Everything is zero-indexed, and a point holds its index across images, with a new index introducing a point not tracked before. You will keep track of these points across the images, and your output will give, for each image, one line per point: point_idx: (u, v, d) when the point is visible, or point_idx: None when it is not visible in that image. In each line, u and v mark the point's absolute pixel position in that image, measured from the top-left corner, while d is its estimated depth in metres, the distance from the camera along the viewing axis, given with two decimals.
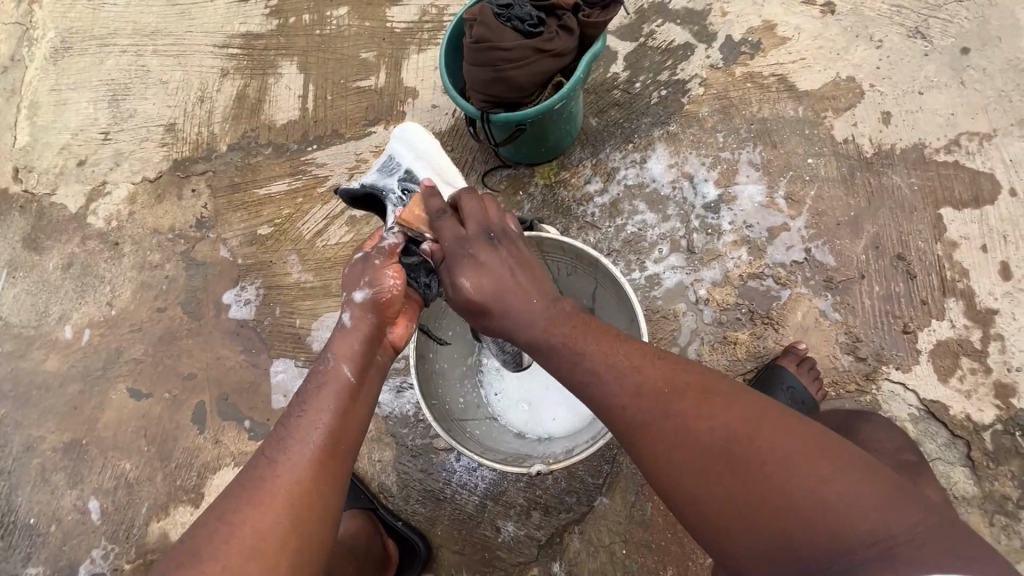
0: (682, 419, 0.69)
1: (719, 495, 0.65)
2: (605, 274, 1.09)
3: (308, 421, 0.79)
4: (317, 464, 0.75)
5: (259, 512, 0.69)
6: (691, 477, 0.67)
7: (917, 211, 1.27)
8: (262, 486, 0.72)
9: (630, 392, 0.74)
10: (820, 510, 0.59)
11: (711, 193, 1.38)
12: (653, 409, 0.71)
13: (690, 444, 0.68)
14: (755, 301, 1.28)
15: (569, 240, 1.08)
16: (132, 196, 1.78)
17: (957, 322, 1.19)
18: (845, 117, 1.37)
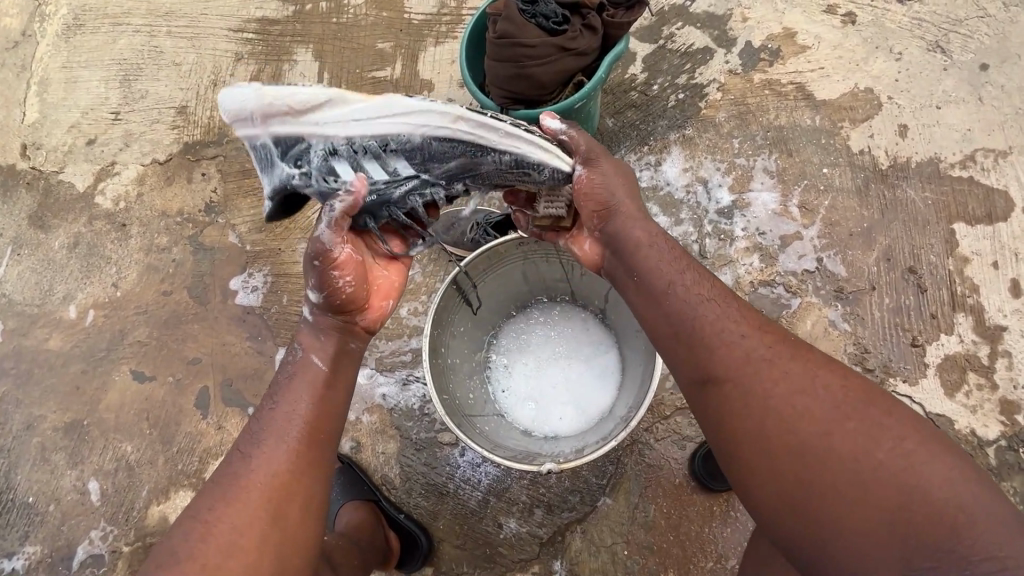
0: (792, 386, 0.72)
1: (810, 457, 0.68)
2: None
3: (277, 419, 0.82)
4: (290, 454, 0.80)
5: (235, 509, 0.74)
6: (789, 438, 0.69)
7: (930, 225, 1.27)
8: (236, 486, 0.76)
9: (735, 346, 0.76)
10: (920, 489, 0.63)
11: (725, 199, 1.38)
12: (762, 369, 0.74)
13: (789, 406, 0.71)
14: (765, 309, 1.28)
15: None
16: (140, 177, 1.77)
17: (965, 336, 1.19)
18: (861, 128, 1.37)
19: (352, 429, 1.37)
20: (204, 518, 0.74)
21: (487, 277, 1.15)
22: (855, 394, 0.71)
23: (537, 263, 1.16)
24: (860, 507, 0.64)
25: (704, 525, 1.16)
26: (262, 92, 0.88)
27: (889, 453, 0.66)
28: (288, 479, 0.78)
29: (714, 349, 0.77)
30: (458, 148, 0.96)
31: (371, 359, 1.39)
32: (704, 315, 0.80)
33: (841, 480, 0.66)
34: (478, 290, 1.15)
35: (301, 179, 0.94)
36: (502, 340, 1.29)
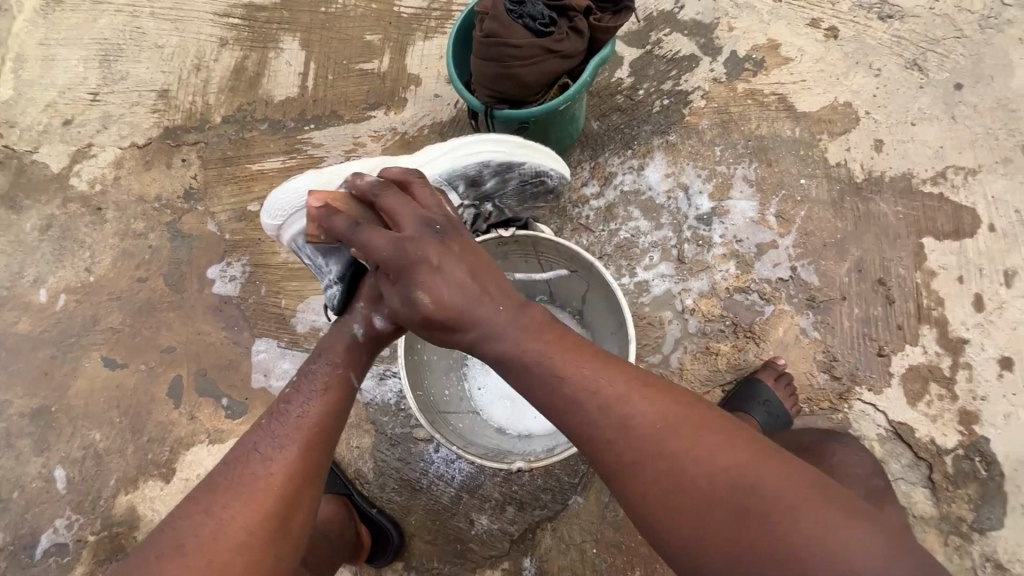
0: (672, 455, 0.70)
1: (701, 527, 0.66)
2: (598, 277, 1.08)
3: (293, 427, 0.85)
4: (297, 461, 0.82)
5: (238, 512, 0.76)
6: (680, 503, 0.68)
7: (900, 238, 1.31)
8: (240, 488, 0.78)
9: (617, 415, 0.74)
10: (807, 550, 0.61)
11: (705, 205, 1.40)
12: (647, 435, 0.72)
13: (649, 484, 0.70)
14: (739, 314, 1.31)
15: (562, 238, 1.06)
16: (118, 160, 1.73)
17: (929, 347, 1.23)
18: (839, 141, 1.40)
19: None
20: (205, 520, 0.76)
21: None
22: (703, 442, 0.70)
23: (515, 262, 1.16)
24: (750, 570, 0.62)
25: None
26: (310, 181, 1.00)
27: (743, 501, 0.65)
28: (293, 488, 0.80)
29: (597, 424, 0.74)
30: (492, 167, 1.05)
31: None
32: (557, 393, 0.77)
33: (732, 545, 0.64)
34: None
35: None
36: None
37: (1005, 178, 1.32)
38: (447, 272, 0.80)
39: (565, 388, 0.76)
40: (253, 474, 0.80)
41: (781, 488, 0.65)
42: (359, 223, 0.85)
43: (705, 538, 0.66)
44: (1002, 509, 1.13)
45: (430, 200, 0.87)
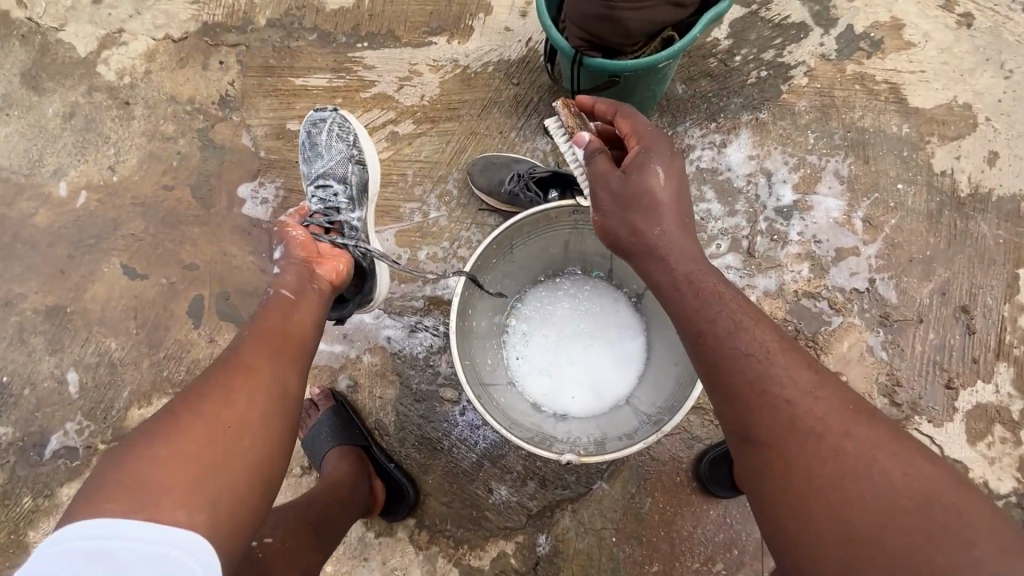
0: (841, 452, 0.62)
1: (850, 531, 0.58)
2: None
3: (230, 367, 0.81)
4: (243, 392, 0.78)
5: (189, 435, 0.72)
6: (830, 499, 0.60)
7: (994, 266, 1.20)
8: (183, 418, 0.74)
9: (788, 404, 0.65)
10: None
11: (787, 197, 1.28)
12: (807, 435, 0.63)
13: (805, 425, 0.64)
14: (803, 321, 1.21)
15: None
16: (151, 52, 1.59)
17: (1002, 387, 1.14)
18: (949, 147, 1.26)
19: (351, 367, 1.33)
20: (151, 448, 0.70)
21: (530, 237, 1.03)
22: (880, 437, 0.63)
23: (583, 236, 1.07)
24: None
25: (696, 527, 1.14)
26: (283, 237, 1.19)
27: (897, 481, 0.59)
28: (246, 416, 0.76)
29: (757, 408, 0.66)
30: (333, 129, 1.30)
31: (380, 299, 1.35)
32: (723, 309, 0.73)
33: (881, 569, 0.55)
34: (515, 248, 1.05)
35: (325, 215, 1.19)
36: (524, 308, 1.22)
37: None
38: (645, 207, 0.80)
39: (734, 352, 0.69)
40: (189, 410, 0.75)
41: (963, 510, 0.57)
42: (595, 150, 0.85)
43: (851, 551, 0.57)
44: None
45: (662, 149, 0.83)
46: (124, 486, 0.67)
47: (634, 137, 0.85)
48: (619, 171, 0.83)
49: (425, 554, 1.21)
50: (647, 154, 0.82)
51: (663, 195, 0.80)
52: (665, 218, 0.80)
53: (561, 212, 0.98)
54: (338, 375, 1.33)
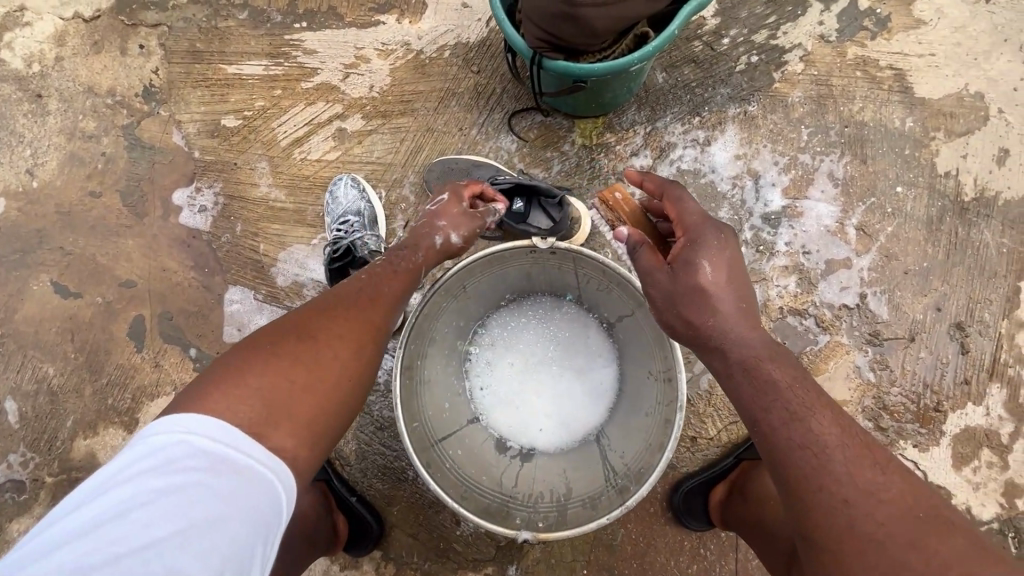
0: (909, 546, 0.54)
1: None
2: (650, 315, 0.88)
3: (331, 303, 0.77)
4: (346, 328, 0.74)
5: (286, 363, 0.67)
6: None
7: (995, 278, 1.11)
8: (286, 342, 0.70)
9: (848, 486, 0.60)
10: None
11: (775, 202, 1.16)
12: (877, 524, 0.57)
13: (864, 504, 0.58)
14: (788, 341, 1.13)
15: (613, 262, 0.86)
16: (60, 35, 1.39)
17: (992, 410, 1.08)
18: (956, 144, 1.13)
19: None
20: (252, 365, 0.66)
21: (484, 274, 0.93)
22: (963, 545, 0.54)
23: (546, 269, 0.97)
24: None
25: (669, 558, 1.10)
26: None
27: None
28: (345, 356, 0.72)
29: (813, 487, 0.61)
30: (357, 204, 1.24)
31: None
32: (788, 403, 0.67)
33: None
34: (470, 287, 0.95)
35: (346, 233, 1.19)
36: (490, 333, 1.12)
37: None
38: (704, 299, 0.77)
39: (791, 439, 0.65)
40: (288, 334, 0.71)
41: None
42: (640, 242, 0.83)
43: None
44: None
45: (712, 238, 0.81)
46: (227, 394, 0.62)
47: (681, 228, 0.84)
48: (666, 267, 0.81)
49: None
50: (693, 247, 0.80)
51: (712, 285, 0.77)
52: (721, 306, 0.77)
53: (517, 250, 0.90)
54: None
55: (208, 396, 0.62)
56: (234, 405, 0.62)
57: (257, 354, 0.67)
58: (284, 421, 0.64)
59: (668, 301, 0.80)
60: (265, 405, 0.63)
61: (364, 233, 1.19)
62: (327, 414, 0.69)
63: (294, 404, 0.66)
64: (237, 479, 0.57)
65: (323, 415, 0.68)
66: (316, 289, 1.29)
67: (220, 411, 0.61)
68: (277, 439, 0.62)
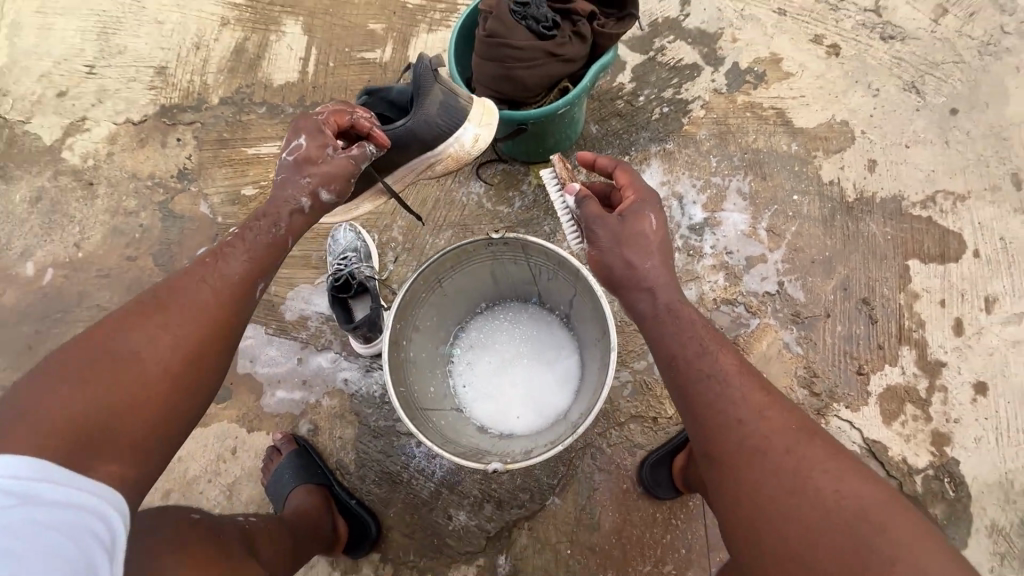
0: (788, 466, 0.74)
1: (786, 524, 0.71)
2: (585, 285, 1.09)
3: (184, 295, 0.82)
4: (178, 319, 0.81)
5: (134, 368, 0.74)
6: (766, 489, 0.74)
7: (887, 260, 1.33)
8: (129, 335, 0.76)
9: (745, 418, 0.79)
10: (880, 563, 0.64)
11: (698, 215, 1.41)
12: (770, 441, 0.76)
13: (791, 475, 0.73)
14: (724, 326, 1.32)
15: (547, 243, 1.08)
16: (112, 136, 1.72)
17: (907, 369, 1.25)
18: (834, 160, 1.41)
19: (311, 411, 1.41)
20: (89, 373, 0.71)
21: (456, 274, 1.17)
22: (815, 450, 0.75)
23: (504, 266, 1.20)
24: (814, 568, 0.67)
25: (645, 529, 1.19)
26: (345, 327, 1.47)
27: (887, 550, 0.64)
28: (181, 339, 0.79)
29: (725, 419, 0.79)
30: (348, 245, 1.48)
31: (337, 343, 1.46)
32: (734, 391, 0.81)
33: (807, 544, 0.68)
34: (444, 289, 1.19)
35: (345, 266, 1.41)
36: (465, 336, 1.31)
37: (993, 205, 1.34)
38: (639, 247, 0.93)
39: (709, 374, 0.83)
40: (145, 325, 0.78)
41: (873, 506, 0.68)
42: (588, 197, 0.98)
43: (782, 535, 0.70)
44: (970, 531, 1.13)
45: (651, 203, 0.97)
46: (53, 399, 0.68)
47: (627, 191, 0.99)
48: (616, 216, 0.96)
49: None
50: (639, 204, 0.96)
51: (651, 236, 0.94)
52: (653, 257, 0.92)
53: (477, 243, 1.11)
54: (300, 420, 1.40)
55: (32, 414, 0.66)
56: (72, 410, 0.68)
57: (95, 355, 0.73)
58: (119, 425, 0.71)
59: (607, 244, 0.94)
60: (106, 414, 0.70)
61: (360, 264, 1.42)
62: (162, 406, 0.75)
63: (133, 400, 0.73)
64: (63, 518, 0.61)
65: (157, 415, 0.75)
66: (320, 320, 1.49)
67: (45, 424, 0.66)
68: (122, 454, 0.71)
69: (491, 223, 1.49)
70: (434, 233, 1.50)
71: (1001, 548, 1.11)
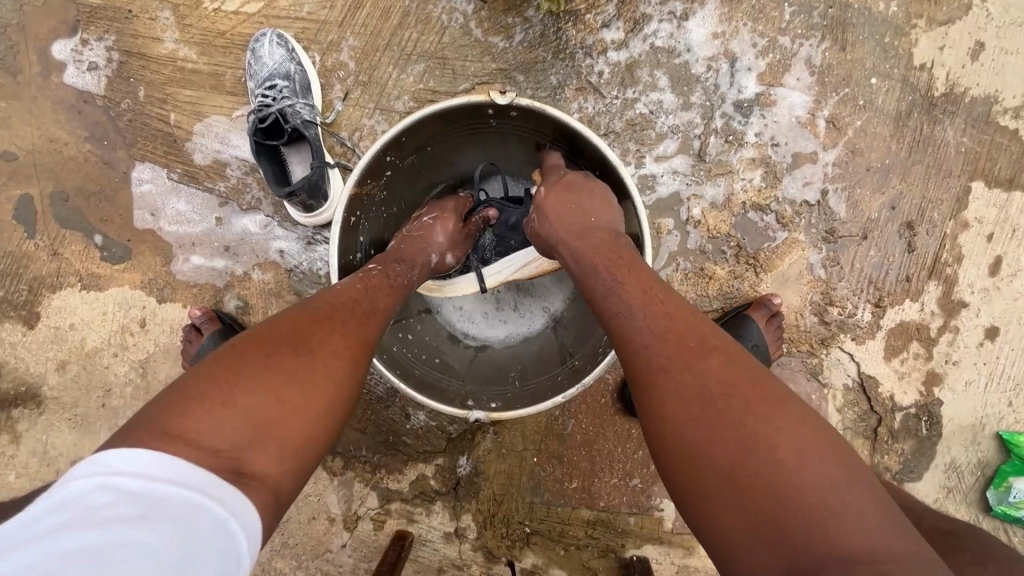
0: (677, 364, 0.62)
1: (700, 430, 0.58)
2: (619, 185, 0.88)
3: (326, 323, 0.68)
4: (338, 346, 0.67)
5: (305, 364, 0.62)
6: (671, 389, 0.61)
7: (949, 177, 1.11)
8: (301, 342, 0.64)
9: (642, 313, 0.68)
10: (755, 456, 0.54)
11: (749, 88, 1.09)
12: (666, 334, 0.65)
13: (683, 356, 0.63)
14: (747, 236, 1.11)
15: (576, 121, 0.82)
16: None
17: (926, 306, 1.13)
18: (935, 35, 1.09)
19: (238, 285, 1.14)
20: (203, 409, 0.55)
21: (438, 135, 0.92)
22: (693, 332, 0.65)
23: (511, 139, 0.96)
24: (726, 472, 0.55)
25: (618, 445, 1.11)
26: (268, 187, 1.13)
27: (762, 450, 0.54)
28: (302, 387, 0.61)
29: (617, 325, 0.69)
30: (272, 64, 1.05)
31: (267, 203, 1.13)
32: (626, 305, 0.70)
33: (712, 443, 0.57)
34: (422, 149, 0.93)
35: (274, 99, 1.02)
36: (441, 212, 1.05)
37: None
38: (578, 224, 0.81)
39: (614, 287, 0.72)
40: (330, 331, 0.67)
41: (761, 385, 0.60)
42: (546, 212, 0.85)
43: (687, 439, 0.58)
44: (928, 466, 1.14)
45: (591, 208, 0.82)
46: (207, 420, 0.54)
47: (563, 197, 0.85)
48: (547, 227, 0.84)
49: (341, 480, 1.14)
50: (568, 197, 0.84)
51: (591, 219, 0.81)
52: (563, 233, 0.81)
53: (475, 100, 0.84)
54: (224, 295, 1.14)
55: (185, 414, 0.54)
56: (220, 426, 0.55)
57: (213, 382, 0.57)
58: (297, 433, 0.59)
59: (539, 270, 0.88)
60: (252, 424, 0.56)
61: (295, 100, 1.03)
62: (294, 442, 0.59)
63: (273, 440, 0.57)
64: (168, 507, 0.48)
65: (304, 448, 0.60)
66: (242, 168, 1.13)
67: (191, 439, 0.52)
68: (257, 463, 0.55)
69: (479, 60, 1.09)
70: (399, 64, 1.09)
71: (951, 483, 1.14)
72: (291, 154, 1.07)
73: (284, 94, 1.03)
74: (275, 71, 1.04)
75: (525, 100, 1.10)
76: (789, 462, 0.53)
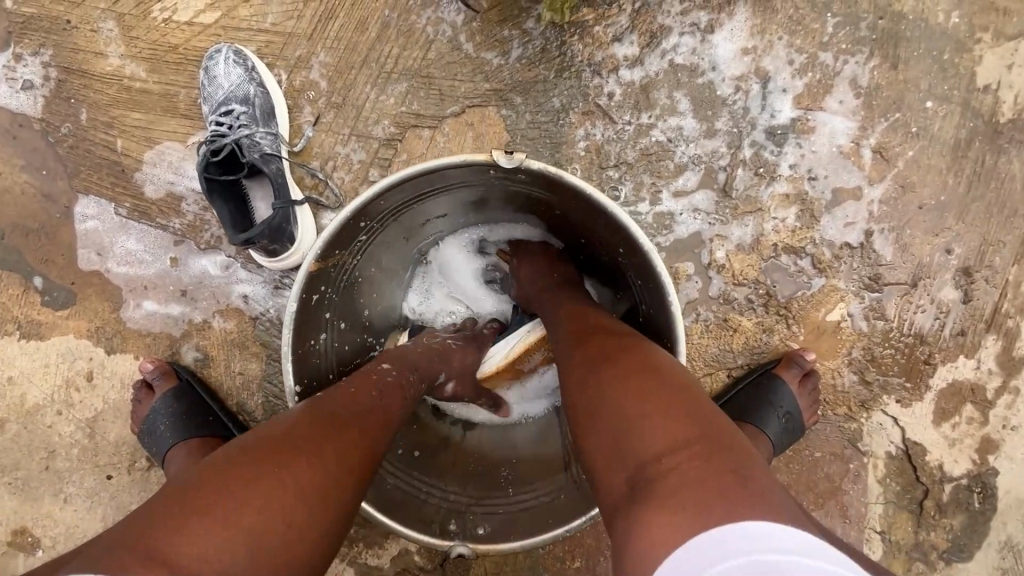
0: (599, 371, 0.59)
1: (603, 427, 0.54)
2: (644, 266, 0.71)
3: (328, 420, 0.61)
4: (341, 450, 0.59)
5: (300, 467, 0.55)
6: (588, 393, 0.58)
7: (1014, 217, 0.96)
8: (295, 443, 0.57)
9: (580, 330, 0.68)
10: (647, 453, 0.49)
11: (784, 113, 0.94)
12: (598, 343, 0.63)
13: (607, 359, 0.60)
14: (779, 284, 0.96)
15: (593, 189, 0.66)
16: None
17: (983, 363, 0.98)
18: (1002, 50, 0.93)
19: (197, 335, 1.01)
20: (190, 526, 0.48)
21: (424, 192, 0.76)
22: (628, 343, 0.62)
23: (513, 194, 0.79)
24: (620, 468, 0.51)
25: None
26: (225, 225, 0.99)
27: (652, 446, 0.49)
28: (284, 499, 0.53)
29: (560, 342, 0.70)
30: (227, 86, 0.90)
31: (228, 243, 0.99)
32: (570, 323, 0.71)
33: (615, 443, 0.53)
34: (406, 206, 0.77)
35: (229, 127, 0.89)
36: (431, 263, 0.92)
37: None
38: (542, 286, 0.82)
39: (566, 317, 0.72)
40: (351, 438, 0.61)
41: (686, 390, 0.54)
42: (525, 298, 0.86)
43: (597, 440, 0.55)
44: (980, 544, 1.00)
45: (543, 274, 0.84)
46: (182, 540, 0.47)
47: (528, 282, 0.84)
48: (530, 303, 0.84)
49: None
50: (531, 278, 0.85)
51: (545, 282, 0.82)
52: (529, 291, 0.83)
53: (471, 161, 0.67)
54: (181, 345, 1.01)
55: (169, 527, 0.48)
56: (212, 548, 0.48)
57: (191, 496, 0.50)
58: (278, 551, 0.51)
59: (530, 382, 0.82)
60: (228, 537, 0.49)
61: (254, 128, 0.89)
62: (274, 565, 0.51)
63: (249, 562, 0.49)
64: None
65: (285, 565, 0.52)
66: (200, 203, 0.99)
67: (167, 556, 0.46)
68: None
69: (471, 79, 0.94)
70: (377, 84, 0.94)
71: (1006, 563, 1.00)
72: (252, 189, 0.94)
73: (244, 122, 0.89)
74: (232, 94, 0.90)
75: (524, 126, 0.95)
76: (669, 462, 0.48)
